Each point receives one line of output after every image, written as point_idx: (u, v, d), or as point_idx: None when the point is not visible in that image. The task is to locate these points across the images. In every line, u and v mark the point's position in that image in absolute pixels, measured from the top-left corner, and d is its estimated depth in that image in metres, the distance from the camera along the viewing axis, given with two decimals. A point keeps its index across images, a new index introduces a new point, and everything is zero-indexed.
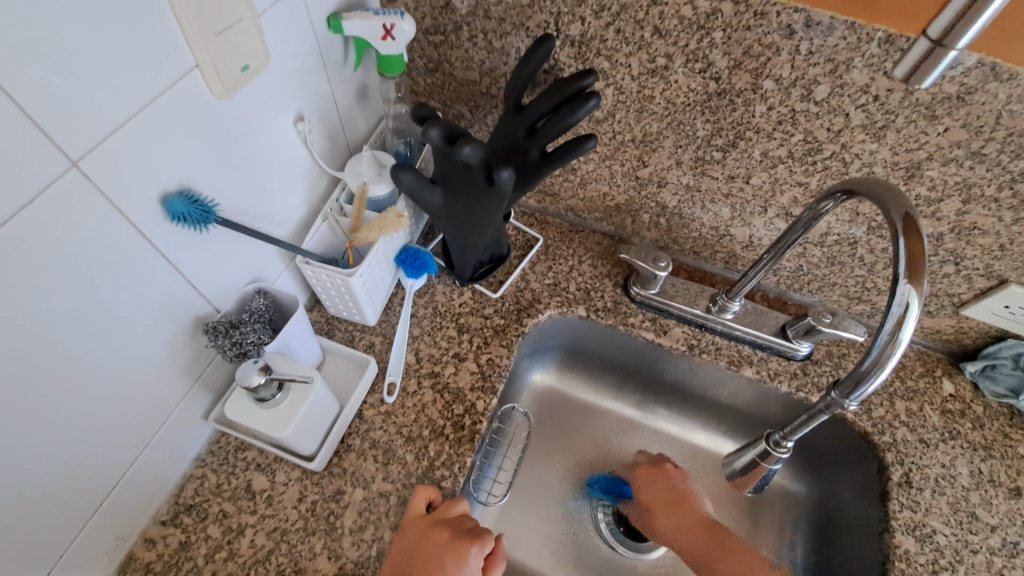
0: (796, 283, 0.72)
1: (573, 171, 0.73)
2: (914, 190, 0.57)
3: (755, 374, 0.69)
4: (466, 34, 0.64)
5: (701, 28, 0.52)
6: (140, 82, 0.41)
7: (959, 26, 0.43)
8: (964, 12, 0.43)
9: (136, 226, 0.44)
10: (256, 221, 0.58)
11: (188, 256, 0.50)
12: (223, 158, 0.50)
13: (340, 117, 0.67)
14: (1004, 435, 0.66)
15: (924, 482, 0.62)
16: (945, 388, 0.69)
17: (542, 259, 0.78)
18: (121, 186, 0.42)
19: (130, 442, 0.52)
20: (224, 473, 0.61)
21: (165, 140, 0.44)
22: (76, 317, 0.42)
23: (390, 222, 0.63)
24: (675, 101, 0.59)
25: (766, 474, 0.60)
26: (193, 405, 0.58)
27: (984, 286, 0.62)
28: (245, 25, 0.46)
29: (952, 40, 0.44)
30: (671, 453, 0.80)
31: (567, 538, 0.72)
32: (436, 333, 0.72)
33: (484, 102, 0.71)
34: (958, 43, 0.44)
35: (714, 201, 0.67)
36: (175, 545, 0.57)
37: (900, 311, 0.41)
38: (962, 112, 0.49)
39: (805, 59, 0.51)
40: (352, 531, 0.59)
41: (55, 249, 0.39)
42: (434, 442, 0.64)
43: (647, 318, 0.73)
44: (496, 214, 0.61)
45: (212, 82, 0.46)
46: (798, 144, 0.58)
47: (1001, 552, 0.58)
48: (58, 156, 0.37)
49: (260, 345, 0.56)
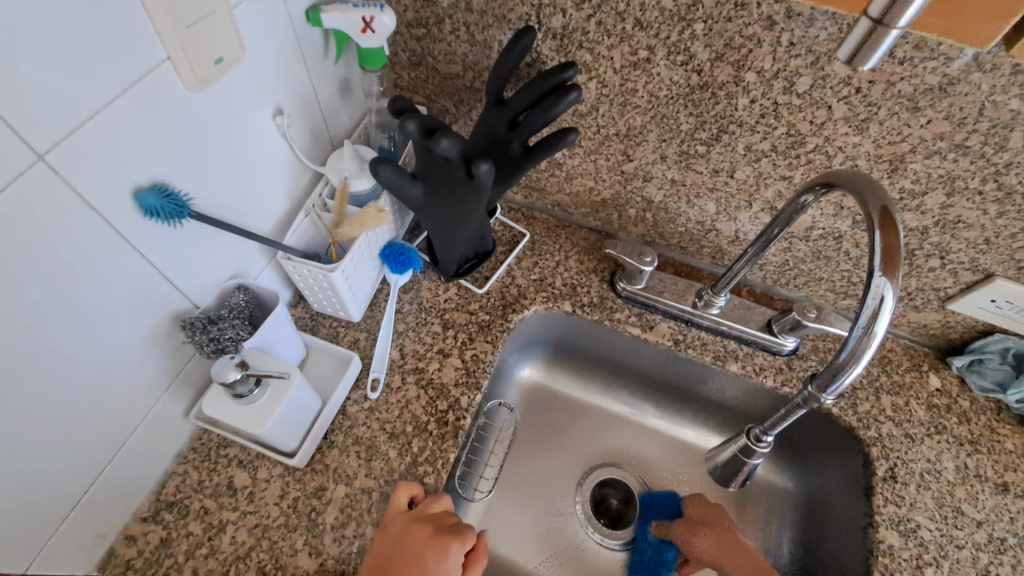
0: (783, 278, 0.72)
1: (559, 166, 0.72)
2: (898, 183, 0.56)
3: (741, 370, 0.69)
4: (448, 27, 0.63)
5: (682, 20, 0.52)
6: (111, 73, 0.40)
7: (861, 52, 0.40)
8: (866, 38, 0.39)
9: (107, 220, 0.44)
10: (235, 216, 0.58)
11: (163, 251, 0.50)
12: (198, 152, 0.50)
13: (322, 111, 0.66)
14: (991, 430, 0.65)
15: (909, 477, 0.62)
16: (932, 383, 0.69)
17: (529, 255, 0.77)
18: (91, 180, 0.41)
19: (107, 438, 0.51)
20: (205, 470, 0.61)
21: (138, 134, 0.44)
22: (48, 312, 0.42)
23: (371, 218, 0.62)
24: (658, 93, 0.59)
25: (750, 468, 0.60)
26: (173, 402, 0.58)
27: (970, 280, 0.62)
28: (218, 16, 0.46)
29: (857, 65, 0.42)
30: (660, 449, 0.79)
31: (553, 534, 0.72)
32: (420, 329, 0.72)
33: (468, 96, 0.70)
34: (863, 67, 0.41)
35: (699, 195, 0.67)
36: (155, 542, 0.56)
37: (874, 303, 0.41)
38: (944, 103, 0.49)
39: (786, 51, 0.50)
40: (333, 528, 0.58)
41: (22, 244, 0.38)
42: (418, 438, 0.64)
43: (633, 313, 0.73)
44: (477, 207, 0.60)
45: (185, 74, 0.45)
46: (782, 137, 0.57)
47: (986, 548, 0.58)
48: (23, 149, 0.37)
49: (238, 341, 0.56)
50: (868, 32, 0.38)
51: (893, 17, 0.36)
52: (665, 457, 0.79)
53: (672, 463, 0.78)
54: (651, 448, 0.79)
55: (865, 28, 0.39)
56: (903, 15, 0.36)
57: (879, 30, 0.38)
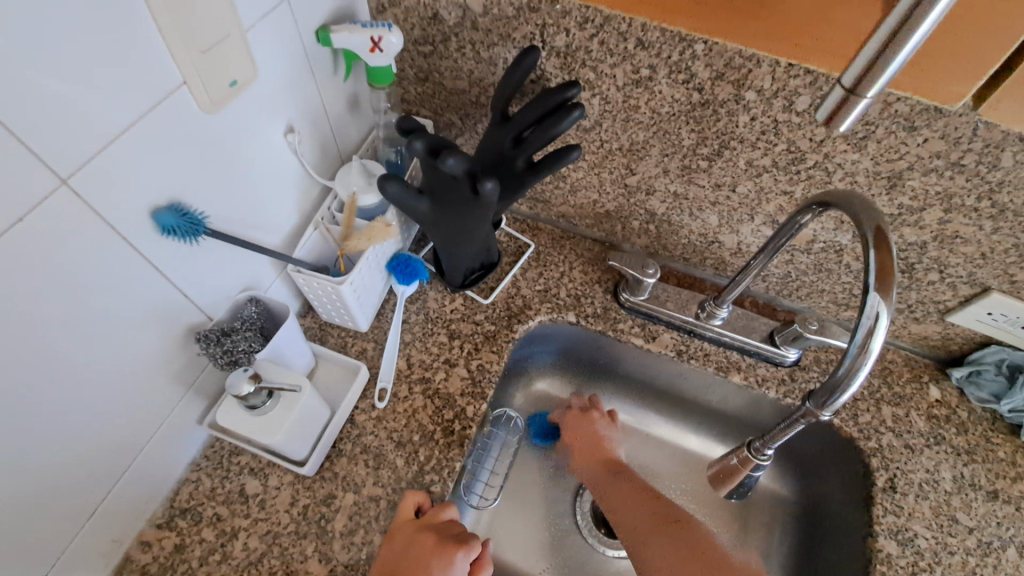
0: (786, 289, 0.73)
1: (563, 179, 0.74)
2: (896, 200, 0.57)
3: (744, 380, 0.70)
4: (455, 45, 0.64)
5: (682, 40, 0.53)
6: (130, 99, 0.42)
7: (835, 120, 0.36)
8: (838, 108, 0.36)
9: (126, 238, 0.45)
10: (248, 231, 0.59)
11: (179, 266, 0.52)
12: (213, 171, 0.52)
13: (331, 126, 0.68)
14: (987, 440, 0.66)
15: (908, 487, 0.63)
16: (932, 394, 0.69)
17: (534, 266, 0.79)
18: (111, 201, 0.43)
19: (123, 448, 0.53)
20: (218, 477, 0.63)
21: (156, 155, 0.45)
22: (69, 327, 0.43)
23: (379, 232, 0.64)
24: (660, 110, 0.60)
25: (750, 479, 0.60)
26: (187, 412, 0.60)
27: (968, 294, 0.62)
28: (232, 41, 0.47)
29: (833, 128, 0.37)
30: (662, 457, 0.80)
31: (557, 541, 0.73)
32: (427, 339, 0.73)
33: (474, 111, 0.72)
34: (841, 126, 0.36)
35: (701, 208, 0.68)
36: (170, 547, 0.58)
37: (869, 321, 0.42)
38: (939, 123, 0.50)
39: (785, 71, 0.51)
40: (342, 535, 0.60)
41: (46, 263, 0.40)
42: (424, 447, 0.65)
43: (636, 324, 0.74)
44: (482, 221, 0.62)
45: (200, 97, 0.47)
46: (782, 153, 0.58)
47: (976, 553, 0.59)
48: (47, 174, 0.38)
49: (251, 353, 0.57)
50: (842, 100, 0.35)
51: (864, 86, 0.34)
52: (667, 465, 0.80)
53: (675, 471, 0.79)
54: (654, 456, 0.80)
55: (839, 95, 0.35)
56: (879, 79, 0.33)
57: (853, 99, 0.35)
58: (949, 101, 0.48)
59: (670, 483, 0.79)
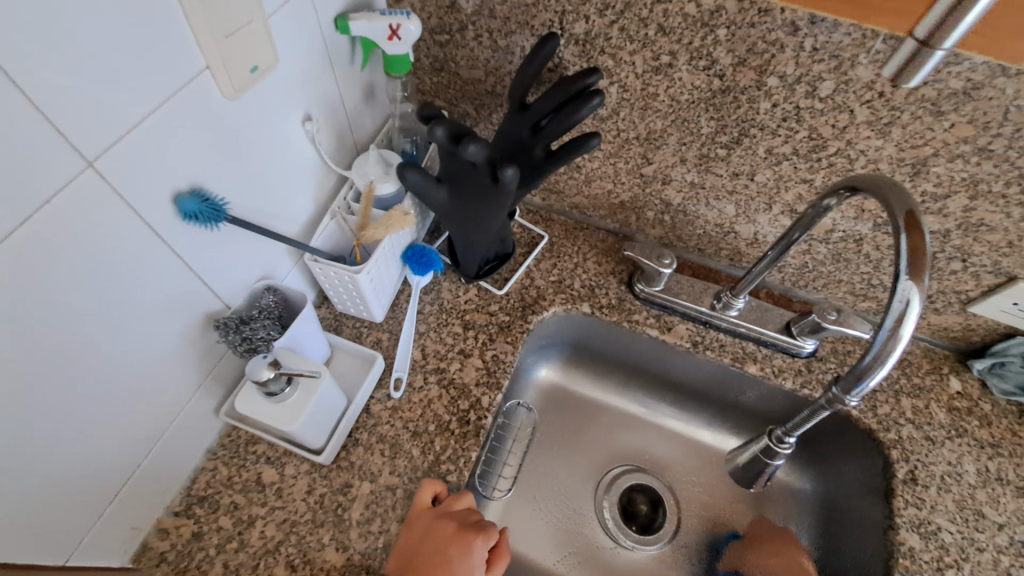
0: (802, 280, 0.72)
1: (578, 169, 0.73)
2: (920, 187, 0.56)
3: (760, 371, 0.69)
4: (472, 33, 0.64)
5: (705, 26, 0.53)
6: (153, 83, 0.42)
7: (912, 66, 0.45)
8: (911, 59, 0.45)
9: (149, 223, 0.45)
10: (265, 219, 0.59)
11: (199, 253, 0.52)
12: (232, 160, 0.52)
13: (347, 116, 0.68)
14: (1012, 433, 0.65)
15: (929, 479, 0.62)
16: (952, 385, 0.69)
17: (547, 257, 0.78)
18: (134, 186, 0.43)
19: (141, 436, 0.53)
20: (234, 466, 0.63)
21: (177, 140, 0.45)
22: (92, 313, 0.43)
23: (396, 220, 0.63)
24: (679, 98, 0.59)
25: (772, 470, 0.60)
26: (205, 400, 0.60)
27: (992, 283, 0.62)
28: (254, 27, 0.47)
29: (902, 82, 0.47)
30: (676, 450, 0.80)
31: (571, 533, 0.73)
32: (441, 329, 0.73)
33: (490, 101, 0.71)
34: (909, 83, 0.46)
35: (718, 198, 0.68)
36: (188, 535, 0.58)
37: (901, 306, 0.41)
38: (968, 108, 0.49)
39: (809, 56, 0.51)
40: (359, 523, 0.60)
41: (69, 247, 0.40)
42: (440, 437, 0.65)
43: (652, 314, 0.73)
44: (500, 211, 0.61)
45: (222, 83, 0.47)
46: (803, 140, 0.58)
47: (1008, 550, 0.58)
48: (74, 157, 0.38)
49: (269, 341, 0.57)
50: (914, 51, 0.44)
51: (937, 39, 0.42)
52: (681, 458, 0.79)
53: (689, 464, 0.79)
54: (668, 449, 0.80)
55: (910, 49, 0.44)
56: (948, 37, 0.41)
57: (926, 51, 0.43)
58: (1016, 61, 0.45)
59: (682, 475, 0.78)
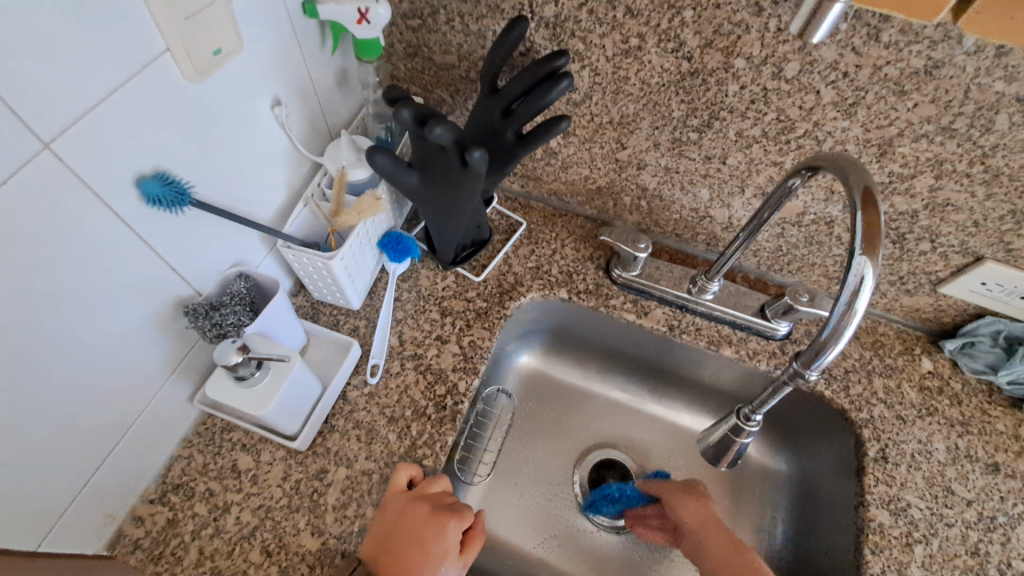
0: (777, 264, 0.73)
1: (554, 155, 0.73)
2: (886, 167, 0.57)
3: (734, 354, 0.70)
4: (443, 18, 0.64)
5: (671, 8, 0.53)
6: (112, 64, 0.41)
7: None
8: None
9: (110, 206, 0.45)
10: (235, 204, 0.59)
11: (165, 238, 0.51)
12: (199, 143, 0.51)
13: (320, 101, 0.67)
14: (982, 412, 0.66)
15: (899, 457, 0.63)
16: (923, 365, 0.70)
17: (525, 243, 0.79)
18: (94, 168, 0.43)
19: (113, 423, 0.52)
20: (210, 453, 0.63)
21: (139, 122, 0.45)
22: (53, 297, 0.43)
23: (368, 206, 0.63)
24: (650, 81, 0.59)
25: (739, 447, 0.61)
26: (178, 387, 0.60)
27: (960, 264, 0.62)
28: (215, 8, 0.47)
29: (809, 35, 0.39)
30: (656, 434, 0.80)
31: (550, 517, 0.73)
32: (419, 316, 0.73)
33: (465, 87, 0.71)
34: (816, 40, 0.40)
35: (692, 182, 0.68)
36: (162, 522, 0.58)
37: (855, 281, 0.42)
38: (930, 87, 0.50)
39: (774, 36, 0.51)
40: (335, 508, 0.60)
41: (27, 229, 0.40)
42: (417, 422, 0.65)
43: (629, 299, 0.74)
44: (473, 195, 0.61)
45: (184, 66, 0.46)
46: (772, 123, 0.58)
47: (977, 526, 0.59)
48: (30, 138, 0.38)
49: (240, 327, 0.57)
50: None
51: None
52: (660, 442, 0.80)
53: (668, 448, 0.79)
54: (647, 433, 0.81)
55: None
56: None
57: None
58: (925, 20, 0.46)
59: (661, 458, 0.79)
